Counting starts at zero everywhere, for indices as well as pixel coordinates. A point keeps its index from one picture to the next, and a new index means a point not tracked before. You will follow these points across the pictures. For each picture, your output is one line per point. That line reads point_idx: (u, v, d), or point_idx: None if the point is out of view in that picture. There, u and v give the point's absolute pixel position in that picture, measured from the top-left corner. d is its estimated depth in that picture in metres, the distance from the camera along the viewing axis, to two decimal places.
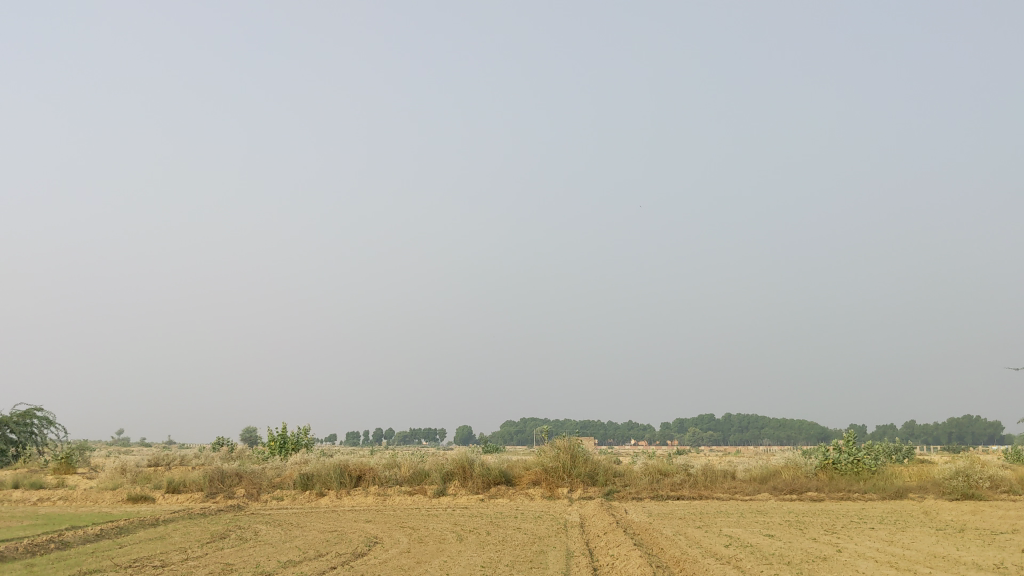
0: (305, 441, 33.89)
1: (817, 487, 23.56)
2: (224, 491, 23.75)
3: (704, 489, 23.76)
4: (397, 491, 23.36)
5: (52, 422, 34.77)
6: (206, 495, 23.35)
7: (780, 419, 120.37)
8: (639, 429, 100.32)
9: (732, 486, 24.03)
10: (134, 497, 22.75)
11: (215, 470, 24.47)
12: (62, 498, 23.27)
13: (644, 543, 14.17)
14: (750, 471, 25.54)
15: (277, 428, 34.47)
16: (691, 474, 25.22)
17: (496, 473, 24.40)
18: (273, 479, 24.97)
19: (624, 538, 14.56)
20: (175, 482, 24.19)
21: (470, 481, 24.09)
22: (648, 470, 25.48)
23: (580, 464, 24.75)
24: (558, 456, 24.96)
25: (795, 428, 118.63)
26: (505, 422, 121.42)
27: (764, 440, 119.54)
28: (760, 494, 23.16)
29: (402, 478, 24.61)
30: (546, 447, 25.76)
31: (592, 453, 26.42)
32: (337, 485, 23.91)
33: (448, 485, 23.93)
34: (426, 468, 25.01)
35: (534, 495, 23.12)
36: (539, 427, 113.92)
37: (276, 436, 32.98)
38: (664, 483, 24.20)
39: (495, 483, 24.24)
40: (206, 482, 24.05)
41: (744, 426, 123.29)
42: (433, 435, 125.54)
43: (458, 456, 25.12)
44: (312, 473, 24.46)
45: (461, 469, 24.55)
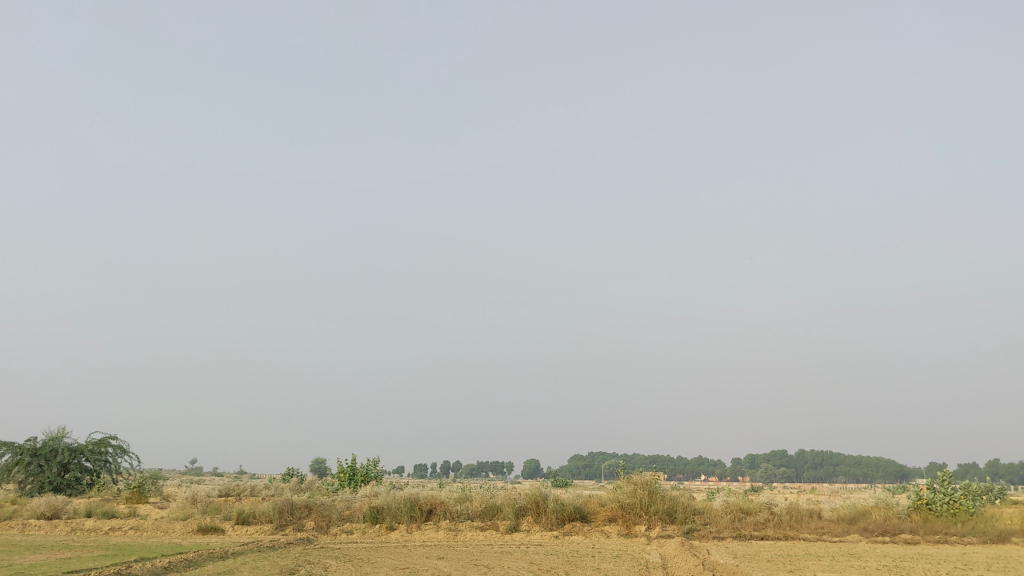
0: (374, 473, 33.47)
1: (911, 530, 22.34)
2: (294, 523, 23.36)
3: (789, 529, 22.68)
4: (469, 526, 22.72)
5: (126, 452, 35.02)
6: (275, 528, 22.97)
7: (856, 457, 116.91)
8: (709, 465, 98.23)
9: (819, 526, 22.91)
10: (204, 528, 22.45)
11: (285, 502, 24.09)
12: (132, 528, 23.06)
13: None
14: (838, 511, 24.34)
15: (347, 460, 34.14)
16: (775, 512, 24.13)
17: (570, 508, 23.59)
18: (342, 512, 24.50)
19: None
20: (244, 513, 23.87)
21: (543, 517, 23.31)
22: (729, 508, 24.44)
23: (657, 501, 23.83)
24: (635, 492, 24.07)
25: (873, 466, 115.10)
26: (572, 457, 120.05)
27: (840, 478, 116.19)
28: (850, 535, 22.05)
29: (473, 512, 23.93)
30: (622, 482, 24.91)
31: (670, 489, 25.45)
32: (408, 519, 23.34)
33: (521, 521, 23.20)
34: (498, 502, 24.31)
35: (611, 533, 22.28)
36: (607, 462, 112.33)
37: (345, 468, 32.63)
38: (746, 522, 23.16)
39: (570, 519, 23.43)
40: (275, 514, 23.68)
41: (819, 463, 120.04)
42: (500, 468, 124.63)
43: (532, 491, 24.38)
44: (382, 506, 23.94)
45: (535, 505, 23.81)
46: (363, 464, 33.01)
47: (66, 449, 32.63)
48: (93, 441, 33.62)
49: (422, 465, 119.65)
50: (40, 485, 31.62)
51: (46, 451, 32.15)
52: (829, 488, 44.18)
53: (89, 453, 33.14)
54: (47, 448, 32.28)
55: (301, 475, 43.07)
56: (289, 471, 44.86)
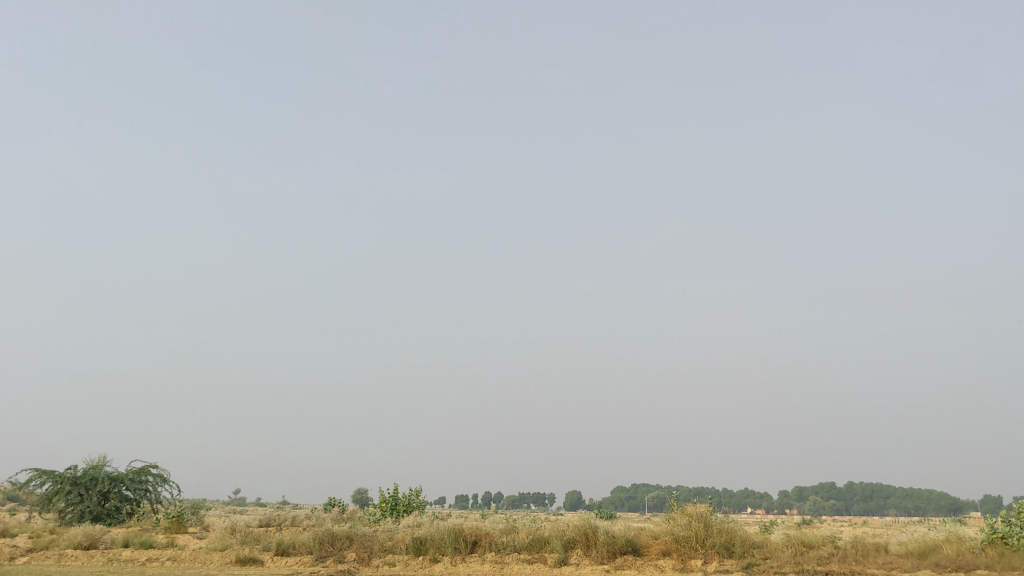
0: (416, 503, 32.61)
1: (987, 565, 21.01)
2: (334, 555, 22.52)
3: (855, 564, 21.48)
4: (516, 559, 21.76)
5: (166, 480, 34.50)
6: (315, 559, 22.20)
7: (907, 489, 113.86)
8: (755, 498, 95.99)
9: (887, 561, 21.67)
10: (242, 559, 21.75)
11: (326, 532, 23.32)
12: (169, 559, 22.35)
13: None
14: (906, 545, 23.04)
15: (389, 490, 33.30)
16: (839, 546, 22.87)
17: (622, 541, 22.50)
18: (384, 542, 23.65)
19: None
20: (284, 544, 23.10)
21: (594, 550, 22.26)
22: (790, 541, 23.22)
23: (713, 534, 22.69)
24: (690, 524, 22.97)
25: (924, 498, 111.98)
26: (616, 489, 118.26)
27: (890, 511, 113.13)
28: (921, 571, 20.80)
29: (520, 544, 22.93)
30: (675, 513, 23.84)
31: (726, 521, 24.30)
32: (452, 551, 22.42)
33: (570, 554, 22.18)
34: (546, 534, 23.30)
35: (665, 567, 21.20)
36: (650, 494, 110.42)
37: (387, 498, 31.82)
38: (809, 557, 21.97)
39: (622, 552, 22.37)
40: (315, 545, 22.88)
41: (868, 496, 117.04)
42: (542, 499, 122.98)
43: (581, 522, 23.36)
44: (425, 538, 23.04)
45: (584, 537, 22.79)
46: (405, 494, 32.18)
47: (106, 478, 32.20)
48: (133, 470, 33.16)
49: (464, 496, 118.49)
50: (80, 514, 31.15)
51: (87, 479, 31.72)
52: (881, 520, 42.65)
53: (129, 481, 32.65)
54: (88, 477, 31.85)
55: (342, 505, 42.33)
56: (331, 500, 44.20)
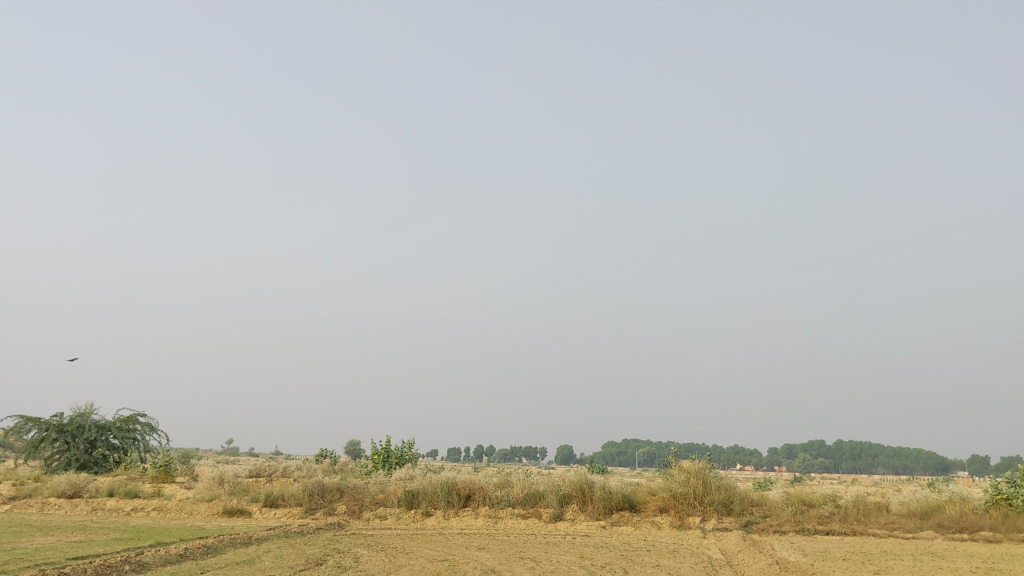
0: (409, 455, 32.11)
1: (992, 526, 20.58)
2: (324, 507, 22.01)
3: (856, 524, 21.02)
4: (510, 514, 21.25)
5: (155, 429, 33.96)
6: (305, 511, 21.68)
7: (896, 449, 114.28)
8: (745, 455, 96.09)
9: (890, 521, 21.23)
10: (230, 510, 21.21)
11: (315, 484, 22.77)
12: (155, 510, 21.80)
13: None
14: (908, 505, 22.61)
15: (382, 442, 32.81)
16: (840, 506, 22.41)
17: (619, 497, 21.98)
18: (376, 495, 23.12)
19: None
20: (273, 496, 22.57)
21: (589, 506, 21.77)
22: (790, 500, 22.74)
23: (712, 490, 22.21)
24: (688, 481, 22.47)
25: (913, 457, 112.46)
26: (607, 445, 118.50)
27: (879, 469, 113.54)
28: (924, 532, 20.36)
29: (514, 499, 22.42)
30: (673, 469, 23.34)
31: (725, 478, 23.81)
32: (445, 505, 21.93)
33: (565, 510, 21.69)
34: (541, 489, 22.81)
35: (663, 524, 20.70)
36: (640, 450, 110.57)
37: (379, 450, 31.32)
38: (809, 516, 21.51)
39: (618, 508, 21.88)
40: (304, 497, 22.37)
41: (857, 454, 117.28)
42: (533, 453, 123.09)
43: (577, 477, 22.84)
44: (417, 491, 22.53)
45: (580, 492, 22.28)
46: (398, 447, 31.67)
47: (93, 426, 31.61)
48: (120, 418, 32.55)
49: (455, 450, 118.53)
50: (66, 462, 30.62)
51: (73, 427, 31.10)
52: (870, 479, 42.45)
53: (117, 430, 32.04)
54: (74, 424, 31.25)
55: (333, 458, 41.82)
56: (323, 452, 43.71)
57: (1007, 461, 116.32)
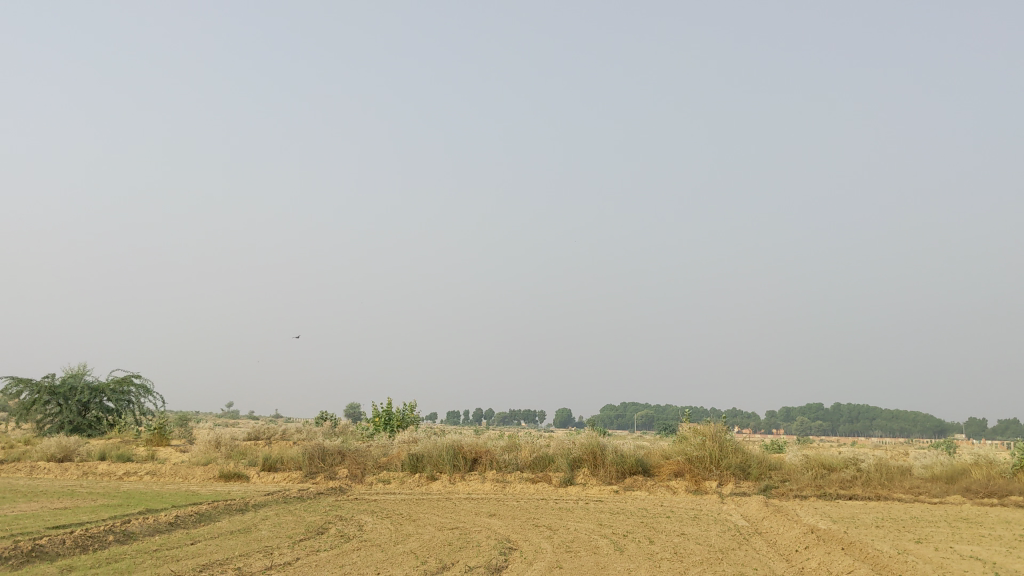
0: (411, 418, 31.24)
1: (1021, 491, 19.74)
2: (325, 472, 21.12)
3: (880, 488, 20.16)
4: (518, 478, 20.36)
5: (150, 391, 33.03)
6: (305, 476, 20.78)
7: (895, 412, 113.99)
8: (744, 418, 95.53)
9: (914, 485, 20.39)
10: (226, 474, 20.31)
11: (315, 447, 21.88)
12: (148, 473, 20.90)
13: (886, 568, 10.21)
14: (931, 469, 21.80)
15: (383, 404, 31.92)
16: (862, 469, 21.55)
17: (631, 461, 21.10)
18: (379, 459, 22.23)
19: (852, 560, 10.58)
20: (271, 459, 21.65)
21: (601, 470, 20.87)
22: (809, 464, 21.87)
23: (729, 454, 21.31)
24: (704, 444, 21.57)
25: (911, 420, 112.26)
26: (605, 407, 118.10)
27: (877, 432, 113.23)
28: (951, 496, 19.49)
29: (523, 463, 21.52)
30: (687, 432, 22.43)
31: (741, 441, 22.93)
32: (450, 469, 21.05)
33: (576, 474, 20.79)
34: (551, 453, 21.92)
35: (678, 489, 19.82)
36: (639, 413, 110.09)
37: (380, 413, 30.43)
38: (830, 480, 20.65)
39: (631, 472, 21.00)
40: (304, 460, 21.47)
41: (854, 417, 116.83)
42: (532, 416, 122.58)
43: (588, 440, 21.93)
44: (422, 455, 21.65)
45: (591, 456, 21.38)
46: (399, 409, 30.79)
47: (86, 388, 30.64)
48: (114, 379, 31.57)
49: (453, 413, 117.88)
50: (59, 425, 29.74)
51: (65, 389, 30.14)
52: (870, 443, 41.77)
53: (111, 392, 31.11)
54: (67, 386, 30.29)
55: (333, 420, 40.94)
56: (324, 414, 42.88)
57: (1005, 423, 116.24)
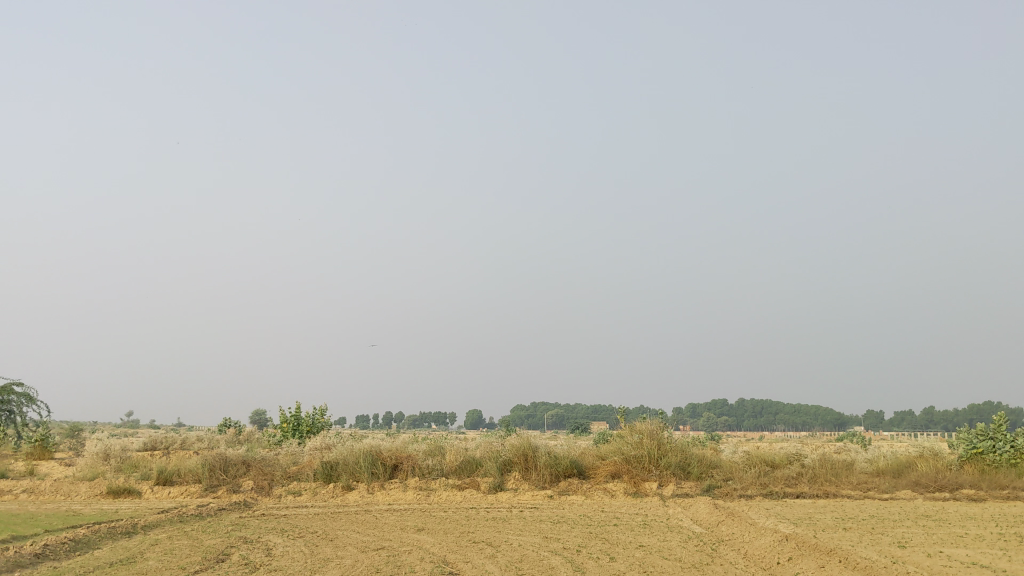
0: (321, 423, 29.13)
1: (972, 484, 18.88)
2: (227, 484, 19.03)
3: (828, 485, 19.11)
4: (443, 485, 18.62)
5: (33, 400, 30.10)
6: (205, 489, 18.66)
7: (797, 409, 116.10)
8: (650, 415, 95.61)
9: (863, 481, 19.41)
10: (115, 490, 18.08)
11: (217, 457, 19.76)
12: (25, 492, 18.51)
13: None
14: (876, 463, 20.90)
15: (291, 408, 29.74)
16: (807, 465, 20.47)
17: (566, 463, 19.58)
18: (288, 468, 20.22)
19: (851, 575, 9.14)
20: (167, 472, 19.42)
21: (534, 473, 19.27)
22: (752, 461, 20.71)
23: (668, 453, 19.98)
24: (641, 443, 20.18)
25: (814, 412, 114.47)
26: (515, 408, 117.14)
27: (780, 426, 114.86)
28: (902, 492, 18.55)
29: (448, 469, 19.80)
30: (622, 429, 21.03)
31: (678, 437, 21.62)
32: (369, 477, 19.20)
33: (506, 478, 19.17)
34: (478, 456, 20.25)
35: (616, 492, 18.37)
36: (548, 412, 109.39)
37: (288, 418, 28.27)
38: (775, 477, 19.50)
39: (565, 475, 19.47)
40: (204, 472, 19.34)
41: (758, 412, 118.27)
42: (442, 418, 120.46)
43: (518, 442, 20.31)
44: (336, 462, 19.72)
45: (522, 458, 19.77)
46: (309, 414, 28.69)
47: None
48: None
49: (361, 417, 115.12)
50: None
51: None
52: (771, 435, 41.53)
53: None
54: None
55: (237, 426, 38.57)
56: (226, 421, 40.27)
57: (901, 414, 119.09)
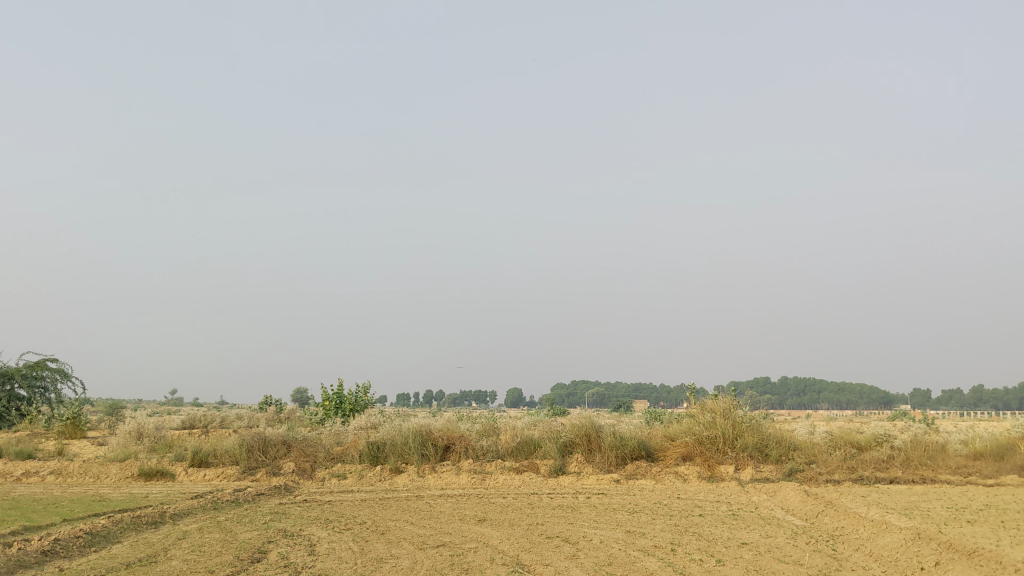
0: (364, 401, 27.72)
1: None
2: (267, 467, 17.64)
3: (923, 469, 17.31)
4: (500, 468, 17.07)
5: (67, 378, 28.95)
6: (242, 472, 17.28)
7: (844, 387, 113.59)
8: None
9: (962, 466, 17.58)
10: (147, 472, 16.76)
11: (256, 437, 18.38)
12: (52, 473, 17.26)
13: None
14: (971, 446, 19.03)
15: (334, 386, 28.38)
16: (897, 447, 18.66)
17: (633, 444, 17.94)
18: (332, 449, 18.78)
19: None
20: (202, 453, 18.09)
21: (598, 456, 17.67)
22: (835, 444, 18.96)
23: (745, 433, 18.27)
24: (715, 422, 18.48)
25: (862, 391, 111.94)
26: (556, 387, 115.82)
27: (827, 404, 112.44)
28: (1008, 477, 16.70)
29: (504, 450, 18.24)
30: (692, 408, 19.34)
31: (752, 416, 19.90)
32: (418, 459, 17.71)
33: (567, 461, 17.59)
34: (536, 437, 18.68)
35: (689, 476, 16.72)
36: (590, 391, 107.88)
37: (330, 396, 26.86)
38: (864, 461, 17.74)
39: (632, 458, 17.84)
40: (242, 454, 17.97)
41: (805, 391, 115.86)
42: (483, 397, 119.43)
43: (580, 421, 18.70)
44: (383, 443, 18.26)
45: (585, 439, 18.17)
46: (352, 392, 27.27)
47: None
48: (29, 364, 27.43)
49: (402, 395, 114.31)
50: None
51: None
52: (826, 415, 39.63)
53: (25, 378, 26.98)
54: None
55: (277, 404, 37.46)
56: (266, 400, 39.05)
57: (948, 392, 116.06)
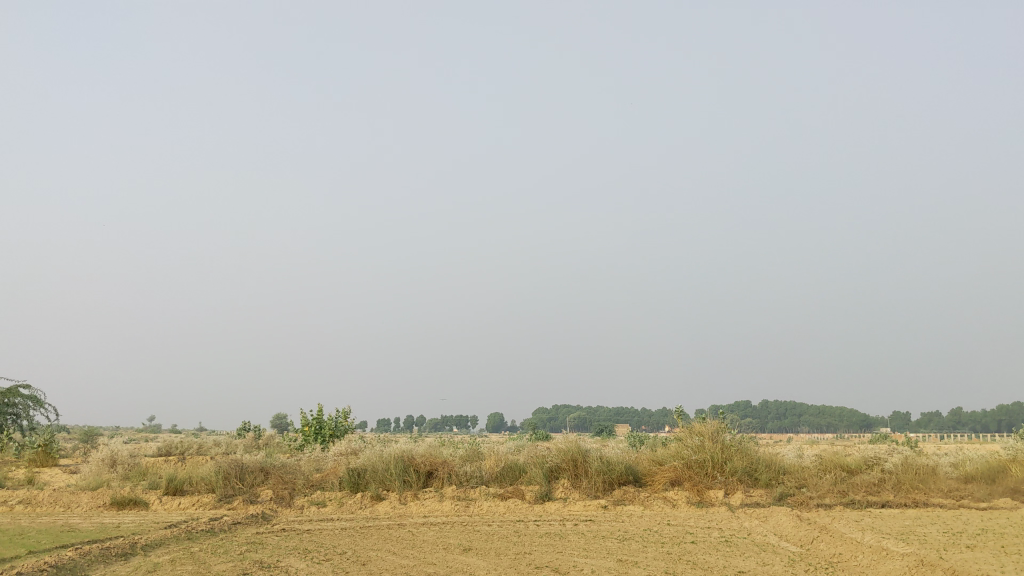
0: (344, 426, 27.20)
1: None
2: (244, 494, 17.14)
3: (915, 493, 17.01)
4: (484, 494, 16.64)
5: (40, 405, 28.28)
6: (219, 500, 16.77)
7: (825, 411, 113.58)
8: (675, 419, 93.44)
9: (955, 489, 17.29)
10: (120, 501, 16.22)
11: (233, 463, 17.87)
12: (20, 503, 16.68)
13: None
14: (963, 469, 18.75)
15: (314, 411, 27.84)
16: (888, 470, 18.35)
17: (621, 469, 17.56)
18: (312, 475, 18.29)
19: None
20: (177, 480, 17.56)
21: (584, 481, 17.27)
22: (825, 467, 18.64)
23: (734, 456, 17.92)
24: (703, 446, 18.12)
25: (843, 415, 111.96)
26: (538, 411, 115.22)
27: (809, 428, 112.33)
28: (1001, 500, 16.41)
29: (488, 476, 17.81)
30: (680, 431, 18.98)
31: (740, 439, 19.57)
32: (400, 486, 17.25)
33: (553, 487, 17.18)
34: (521, 462, 18.26)
35: (678, 501, 16.35)
36: (572, 415, 107.35)
37: (310, 422, 26.33)
38: (855, 485, 17.42)
39: (619, 483, 17.44)
40: (218, 481, 17.45)
41: (786, 415, 115.75)
42: (464, 422, 118.68)
43: (566, 446, 18.31)
44: (364, 470, 17.80)
45: (571, 464, 17.77)
46: (332, 417, 26.75)
47: None
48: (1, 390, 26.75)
49: (383, 420, 113.38)
50: None
51: None
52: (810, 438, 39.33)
53: None
54: None
55: (256, 430, 36.80)
56: (244, 426, 38.40)
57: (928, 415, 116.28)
